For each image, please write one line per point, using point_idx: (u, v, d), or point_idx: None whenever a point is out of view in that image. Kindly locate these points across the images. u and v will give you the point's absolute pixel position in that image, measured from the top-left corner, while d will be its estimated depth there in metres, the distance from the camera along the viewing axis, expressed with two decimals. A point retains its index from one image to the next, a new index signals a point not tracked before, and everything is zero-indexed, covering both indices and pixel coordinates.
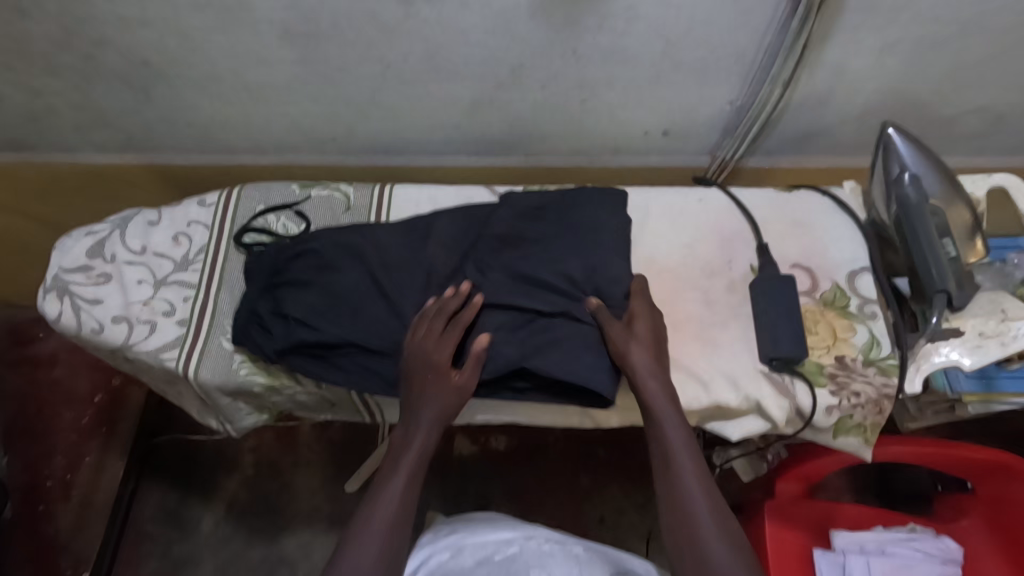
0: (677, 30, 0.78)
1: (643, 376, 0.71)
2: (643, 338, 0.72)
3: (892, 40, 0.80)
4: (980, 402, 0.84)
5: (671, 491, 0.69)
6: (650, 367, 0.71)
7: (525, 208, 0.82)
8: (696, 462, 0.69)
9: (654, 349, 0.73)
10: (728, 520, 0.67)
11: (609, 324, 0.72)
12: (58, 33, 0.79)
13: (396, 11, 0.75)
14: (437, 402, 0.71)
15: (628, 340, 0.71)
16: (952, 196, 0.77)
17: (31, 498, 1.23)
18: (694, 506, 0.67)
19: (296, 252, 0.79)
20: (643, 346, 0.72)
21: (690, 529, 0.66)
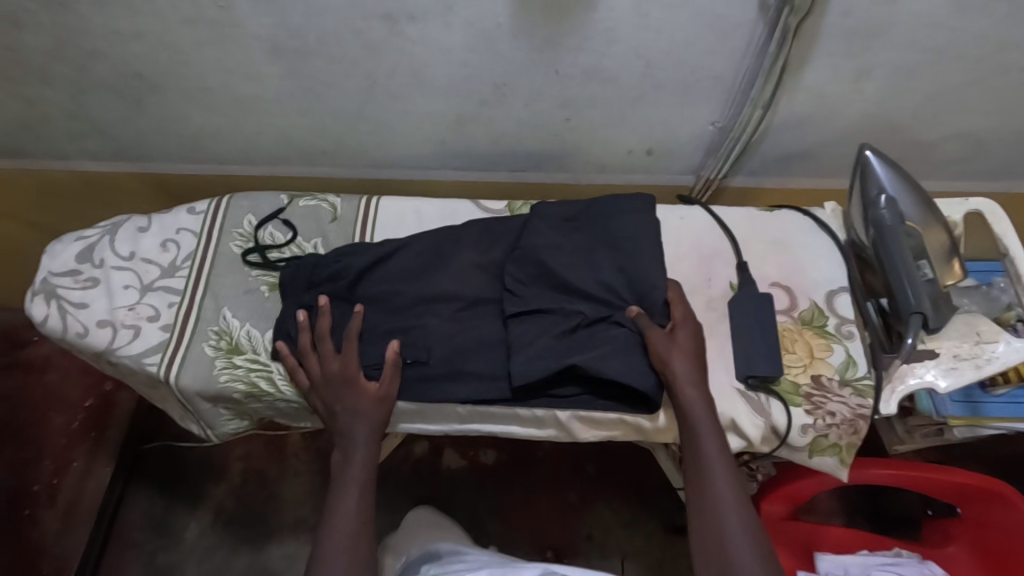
0: (656, 53, 0.80)
1: (683, 383, 0.71)
2: (683, 347, 0.74)
3: (868, 66, 0.82)
4: (964, 427, 0.84)
5: (702, 497, 0.69)
6: (689, 374, 0.72)
7: (557, 220, 0.84)
8: (732, 471, 0.69)
9: (694, 359, 0.74)
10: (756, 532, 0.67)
11: (648, 331, 0.74)
12: (53, 45, 0.81)
13: (382, 29, 0.77)
14: (369, 412, 0.74)
15: (670, 347, 0.73)
16: (928, 218, 0.77)
17: (15, 502, 1.20)
18: (723, 513, 0.67)
19: (334, 265, 0.82)
20: (683, 354, 0.73)
21: (718, 535, 0.66)
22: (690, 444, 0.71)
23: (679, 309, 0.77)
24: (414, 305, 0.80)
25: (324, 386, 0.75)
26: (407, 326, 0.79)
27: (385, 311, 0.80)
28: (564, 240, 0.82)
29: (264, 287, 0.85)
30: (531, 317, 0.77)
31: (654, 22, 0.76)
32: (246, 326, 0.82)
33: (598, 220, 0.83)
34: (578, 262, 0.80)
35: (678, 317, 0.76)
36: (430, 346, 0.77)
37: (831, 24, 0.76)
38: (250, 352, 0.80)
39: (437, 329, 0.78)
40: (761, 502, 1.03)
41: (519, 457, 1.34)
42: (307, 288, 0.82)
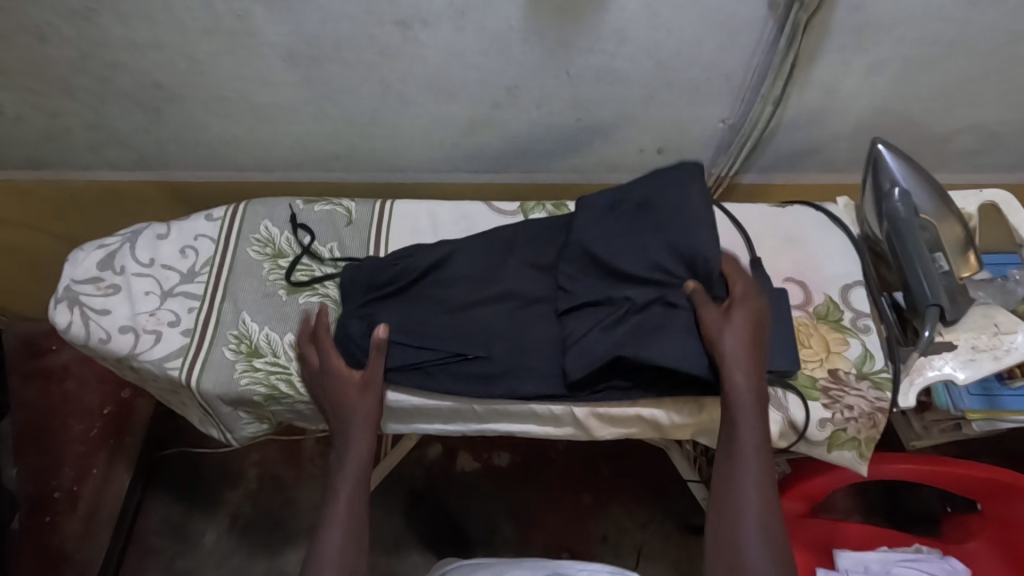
0: (666, 51, 0.80)
1: (732, 367, 0.70)
2: (740, 327, 0.72)
3: (878, 60, 0.82)
4: (983, 420, 0.83)
5: (728, 487, 0.68)
6: (738, 357, 0.70)
7: (600, 207, 0.85)
8: (765, 462, 0.68)
9: (750, 341, 0.72)
10: (776, 526, 0.66)
11: (702, 308, 0.73)
12: (75, 57, 0.83)
13: (395, 34, 0.78)
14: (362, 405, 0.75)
15: (721, 327, 0.72)
16: (943, 210, 0.77)
17: (38, 508, 1.25)
18: (746, 506, 0.66)
19: (391, 268, 0.83)
20: (737, 337, 0.71)
21: (734, 526, 0.66)
22: (728, 431, 0.70)
23: (740, 283, 0.76)
24: (468, 305, 0.81)
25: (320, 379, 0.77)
26: (464, 324, 0.79)
27: (440, 309, 0.81)
28: (617, 229, 0.82)
29: (282, 291, 0.85)
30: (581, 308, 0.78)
31: (664, 21, 0.76)
32: (265, 329, 0.83)
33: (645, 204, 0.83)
34: (623, 248, 0.80)
35: (738, 292, 0.75)
36: (488, 341, 0.78)
37: (842, 19, 0.77)
38: (270, 355, 0.81)
39: (495, 325, 0.79)
40: (779, 500, 1.03)
41: (535, 458, 1.34)
42: (367, 289, 0.83)
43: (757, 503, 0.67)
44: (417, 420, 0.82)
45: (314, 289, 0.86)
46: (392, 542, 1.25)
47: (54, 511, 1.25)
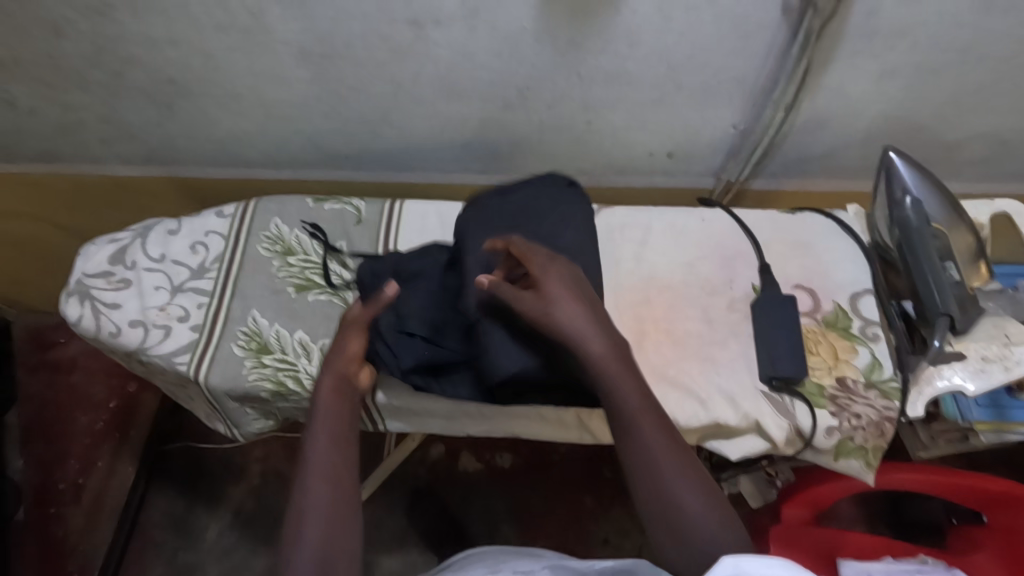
0: (678, 55, 0.80)
1: (584, 339, 0.65)
2: (562, 301, 0.67)
3: (891, 67, 0.82)
4: (991, 431, 0.82)
5: (638, 459, 0.62)
6: (586, 331, 0.66)
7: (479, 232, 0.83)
8: (660, 424, 0.63)
9: (582, 314, 0.67)
10: (702, 478, 0.61)
11: (512, 296, 0.68)
12: (90, 51, 0.84)
13: (408, 33, 0.78)
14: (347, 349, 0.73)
15: (547, 310, 0.66)
16: (955, 220, 0.78)
17: (44, 501, 1.26)
18: (665, 473, 0.61)
19: (414, 265, 0.82)
20: (572, 305, 0.67)
21: (663, 495, 0.60)
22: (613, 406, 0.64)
23: (540, 256, 0.71)
24: None
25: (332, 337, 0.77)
26: None
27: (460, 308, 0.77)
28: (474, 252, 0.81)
29: (290, 288, 0.86)
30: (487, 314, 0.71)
31: (677, 24, 0.76)
32: (274, 326, 0.83)
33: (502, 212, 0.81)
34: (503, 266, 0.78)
35: (537, 266, 0.70)
36: None
37: (855, 24, 0.76)
38: (278, 351, 0.81)
39: None
40: (782, 507, 1.04)
41: (537, 460, 1.34)
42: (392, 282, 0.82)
43: (673, 464, 0.61)
44: (424, 420, 0.83)
45: (323, 287, 0.86)
46: (393, 541, 1.25)
47: (59, 503, 1.26)
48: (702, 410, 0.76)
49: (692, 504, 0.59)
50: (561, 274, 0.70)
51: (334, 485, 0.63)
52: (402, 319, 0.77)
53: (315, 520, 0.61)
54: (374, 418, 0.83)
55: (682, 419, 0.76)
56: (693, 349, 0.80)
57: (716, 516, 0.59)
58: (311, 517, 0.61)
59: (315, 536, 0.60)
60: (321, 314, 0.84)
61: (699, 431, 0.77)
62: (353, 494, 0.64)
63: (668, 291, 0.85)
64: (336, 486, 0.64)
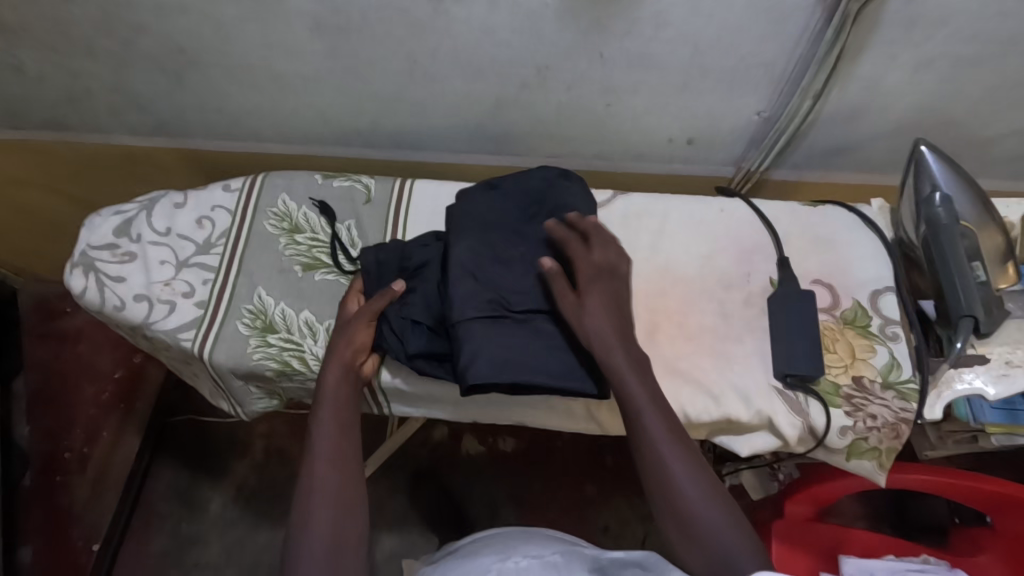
0: (706, 38, 0.77)
1: (601, 346, 0.68)
2: (597, 307, 0.70)
3: (927, 58, 0.79)
4: (1002, 433, 0.80)
5: (650, 464, 0.64)
6: (611, 338, 0.69)
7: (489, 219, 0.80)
8: (674, 430, 0.65)
9: (611, 319, 0.70)
10: (713, 480, 0.63)
11: (559, 294, 0.72)
12: (98, 17, 0.81)
13: (426, 7, 0.75)
14: (356, 338, 0.74)
15: (577, 315, 0.70)
16: (985, 219, 0.75)
17: (49, 468, 1.26)
18: (676, 475, 0.62)
19: (419, 252, 0.80)
20: (600, 314, 0.70)
21: (677, 495, 0.62)
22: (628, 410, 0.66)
23: (598, 252, 0.74)
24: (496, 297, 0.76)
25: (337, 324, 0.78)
26: None
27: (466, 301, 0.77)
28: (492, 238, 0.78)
29: (297, 267, 0.84)
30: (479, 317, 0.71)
31: (707, 5, 0.73)
32: (281, 305, 0.82)
33: (523, 198, 0.81)
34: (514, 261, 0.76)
35: (587, 265, 0.73)
36: None
37: (894, 11, 0.73)
38: (284, 331, 0.80)
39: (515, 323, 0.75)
40: (786, 503, 1.02)
41: (540, 446, 1.34)
42: (397, 272, 0.80)
43: (686, 467, 0.63)
44: (429, 405, 0.81)
45: (330, 266, 0.85)
46: (394, 521, 1.26)
47: (65, 472, 1.26)
48: (712, 405, 0.74)
49: (705, 504, 0.61)
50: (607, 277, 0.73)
51: (343, 472, 0.66)
52: (403, 316, 0.76)
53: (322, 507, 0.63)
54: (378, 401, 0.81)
55: (692, 413, 0.74)
56: (706, 342, 0.78)
57: (729, 518, 0.60)
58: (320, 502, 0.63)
59: (325, 519, 0.62)
60: (327, 294, 0.83)
61: (708, 426, 0.76)
62: (360, 481, 0.66)
63: (683, 283, 0.82)
64: (340, 472, 0.65)
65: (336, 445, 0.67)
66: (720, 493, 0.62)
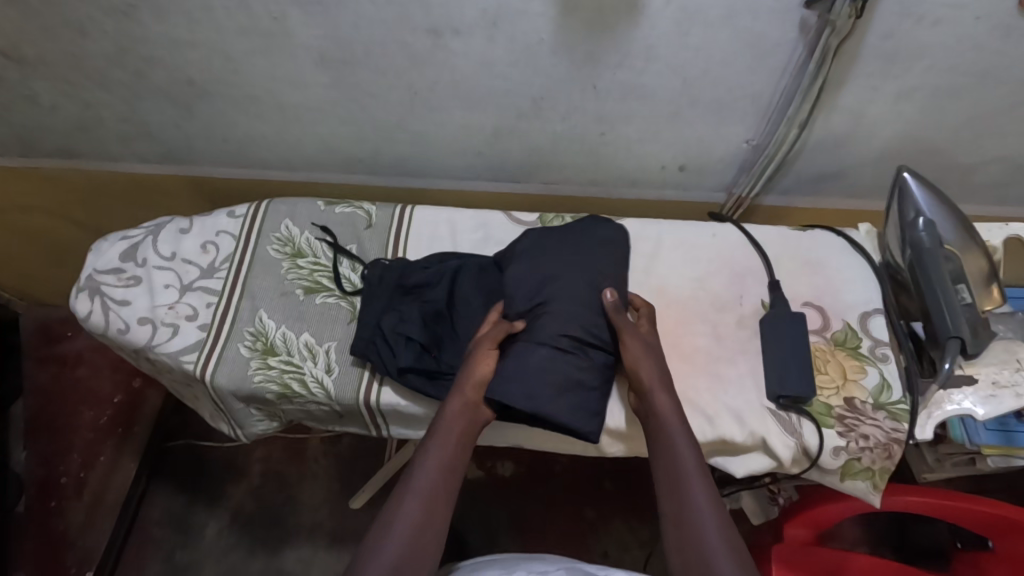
0: (694, 71, 0.80)
1: (655, 388, 0.72)
2: (654, 353, 0.75)
3: (909, 88, 0.82)
4: (1000, 455, 0.81)
5: (676, 503, 0.65)
6: (661, 383, 0.72)
7: (528, 247, 0.83)
8: (702, 466, 0.67)
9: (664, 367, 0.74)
10: (730, 530, 0.63)
11: (620, 331, 0.75)
12: (111, 50, 0.84)
13: (427, 41, 0.79)
14: (479, 368, 0.72)
15: (640, 353, 0.74)
16: (968, 244, 0.77)
17: (45, 492, 1.26)
18: (701, 521, 0.63)
19: (422, 272, 0.84)
20: (655, 358, 0.74)
21: (697, 540, 0.62)
22: (662, 452, 0.69)
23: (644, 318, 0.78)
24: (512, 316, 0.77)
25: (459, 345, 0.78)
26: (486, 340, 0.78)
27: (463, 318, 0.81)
28: (530, 258, 0.82)
29: (299, 291, 0.86)
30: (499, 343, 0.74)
31: (694, 40, 0.76)
32: (281, 328, 0.83)
33: (566, 232, 0.84)
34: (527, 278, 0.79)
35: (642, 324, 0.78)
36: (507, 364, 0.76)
37: (873, 46, 0.76)
38: (284, 354, 0.81)
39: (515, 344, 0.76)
40: (785, 526, 1.04)
41: (538, 470, 1.33)
42: (395, 289, 0.83)
43: (714, 522, 0.63)
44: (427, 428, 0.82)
45: (331, 290, 0.86)
46: None
47: (60, 497, 1.26)
48: (708, 426, 0.75)
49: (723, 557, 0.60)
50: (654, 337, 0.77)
51: (427, 515, 0.63)
52: (398, 330, 0.78)
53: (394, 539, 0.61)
54: (379, 423, 0.83)
55: None
56: (700, 364, 0.80)
57: None
58: (394, 537, 0.61)
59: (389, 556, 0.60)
60: (327, 317, 0.84)
61: (704, 448, 0.77)
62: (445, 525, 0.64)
63: (677, 306, 0.84)
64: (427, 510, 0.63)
65: (429, 483, 0.65)
66: (738, 544, 0.62)
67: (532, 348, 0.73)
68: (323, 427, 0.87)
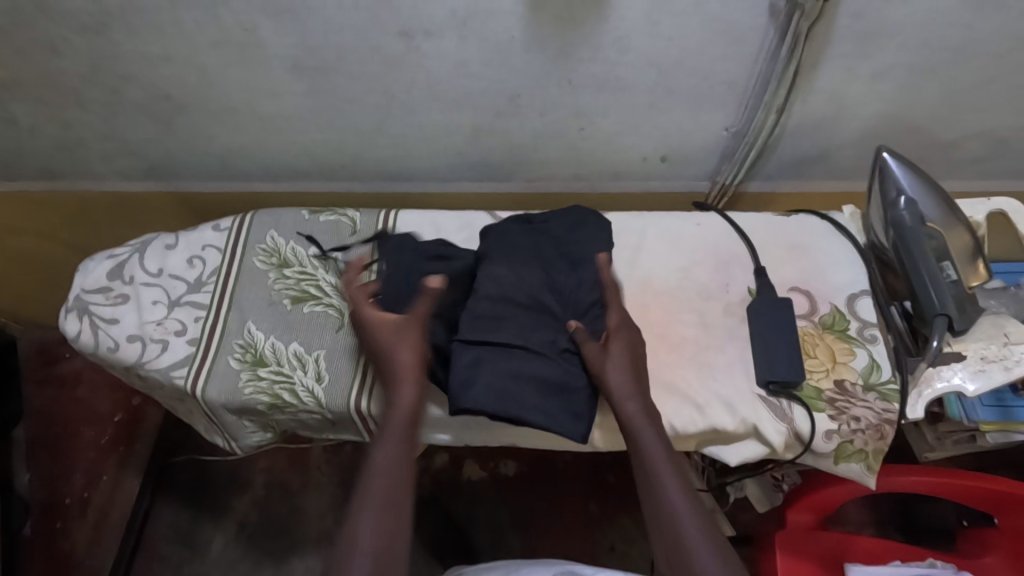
0: (668, 61, 0.80)
1: (619, 398, 0.71)
2: (620, 355, 0.73)
3: (883, 66, 0.82)
4: (997, 431, 0.81)
5: (654, 507, 0.67)
6: (630, 387, 0.71)
7: (509, 242, 0.82)
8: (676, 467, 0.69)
9: (631, 368, 0.73)
10: (712, 530, 0.66)
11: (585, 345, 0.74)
12: (87, 70, 0.85)
13: (399, 45, 0.79)
14: (406, 353, 0.73)
15: (605, 359, 0.73)
16: (950, 220, 0.77)
17: (49, 514, 1.26)
18: (680, 523, 0.66)
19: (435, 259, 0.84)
20: (619, 366, 0.72)
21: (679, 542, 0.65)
22: (637, 458, 0.70)
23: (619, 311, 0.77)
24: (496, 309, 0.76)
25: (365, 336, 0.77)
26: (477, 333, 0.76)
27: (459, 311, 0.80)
28: (515, 255, 0.81)
29: (286, 300, 0.86)
30: (477, 342, 0.73)
31: (666, 30, 0.76)
32: (270, 338, 0.83)
33: (550, 238, 0.84)
34: (513, 275, 0.79)
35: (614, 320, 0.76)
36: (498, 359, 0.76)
37: (845, 26, 0.76)
38: (274, 364, 0.81)
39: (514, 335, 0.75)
40: (787, 511, 1.03)
41: (540, 469, 1.33)
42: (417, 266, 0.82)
43: (694, 524, 0.66)
44: (420, 430, 0.82)
45: (318, 298, 0.86)
46: None
47: (65, 518, 1.26)
48: (698, 416, 0.75)
49: (706, 557, 0.64)
50: (628, 330, 0.76)
51: (390, 512, 0.66)
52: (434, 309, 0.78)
53: (364, 533, 0.64)
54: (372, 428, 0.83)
55: (678, 426, 0.75)
56: (689, 354, 0.80)
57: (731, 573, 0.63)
58: (361, 549, 0.63)
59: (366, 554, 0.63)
60: (316, 325, 0.84)
61: (696, 437, 0.77)
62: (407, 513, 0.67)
63: (663, 297, 0.84)
64: (388, 502, 0.66)
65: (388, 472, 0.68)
66: (718, 538, 0.65)
67: (509, 354, 0.73)
68: (318, 435, 0.88)
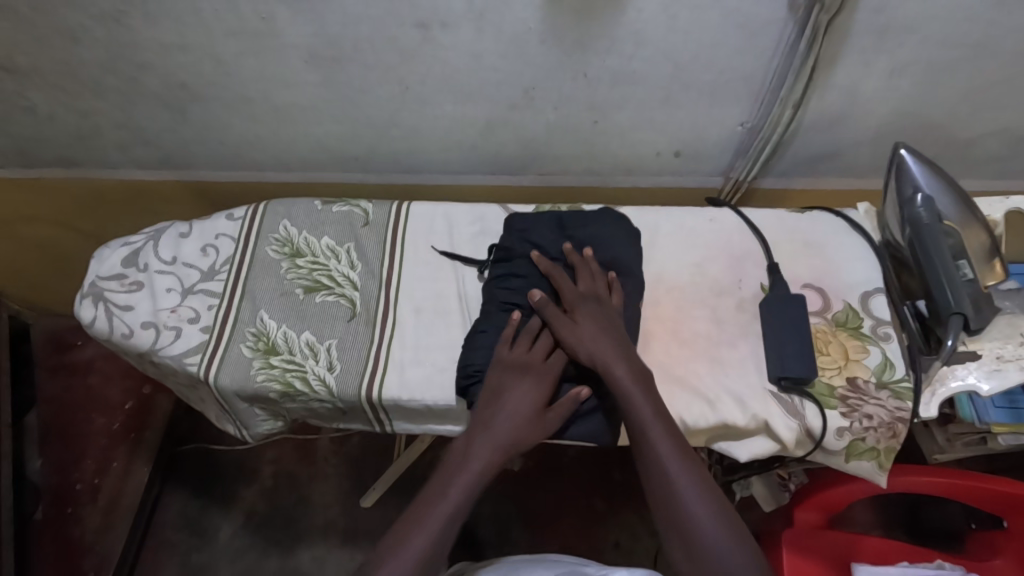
0: (685, 54, 0.80)
1: (610, 365, 0.72)
2: (590, 328, 0.76)
3: (903, 63, 0.81)
4: (1009, 433, 0.80)
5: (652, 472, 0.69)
6: (611, 355, 0.73)
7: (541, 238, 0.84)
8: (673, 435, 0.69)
9: (607, 338, 0.75)
10: (712, 492, 0.68)
11: (551, 319, 0.77)
12: (106, 58, 0.85)
13: (415, 36, 0.79)
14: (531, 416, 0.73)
15: (573, 336, 0.75)
16: (968, 218, 0.76)
17: (61, 499, 1.25)
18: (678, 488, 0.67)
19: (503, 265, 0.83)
20: (599, 339, 0.75)
21: (676, 507, 0.67)
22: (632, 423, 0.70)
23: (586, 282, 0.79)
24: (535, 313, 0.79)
25: (501, 371, 0.75)
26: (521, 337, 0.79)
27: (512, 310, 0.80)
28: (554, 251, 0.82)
29: (299, 290, 0.86)
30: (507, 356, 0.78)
31: (683, 24, 0.76)
32: (283, 327, 0.84)
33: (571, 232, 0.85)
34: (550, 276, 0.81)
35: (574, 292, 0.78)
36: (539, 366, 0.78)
37: (865, 20, 0.75)
38: (286, 353, 0.82)
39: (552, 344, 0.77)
40: (795, 510, 1.03)
41: (547, 464, 1.33)
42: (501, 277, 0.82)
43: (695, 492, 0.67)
44: (429, 421, 0.83)
45: (330, 288, 0.87)
46: None
47: (76, 504, 1.25)
48: (709, 411, 0.75)
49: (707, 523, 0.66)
50: (594, 302, 0.78)
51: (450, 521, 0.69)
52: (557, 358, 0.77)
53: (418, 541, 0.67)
54: (383, 419, 0.83)
55: (689, 420, 0.75)
56: (702, 348, 0.79)
57: (734, 538, 0.65)
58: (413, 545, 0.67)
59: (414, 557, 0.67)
60: (328, 315, 0.84)
61: (705, 433, 0.76)
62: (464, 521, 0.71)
63: (675, 292, 0.84)
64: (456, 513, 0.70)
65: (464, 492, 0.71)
66: (717, 502, 0.67)
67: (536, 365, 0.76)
68: (328, 424, 0.88)
